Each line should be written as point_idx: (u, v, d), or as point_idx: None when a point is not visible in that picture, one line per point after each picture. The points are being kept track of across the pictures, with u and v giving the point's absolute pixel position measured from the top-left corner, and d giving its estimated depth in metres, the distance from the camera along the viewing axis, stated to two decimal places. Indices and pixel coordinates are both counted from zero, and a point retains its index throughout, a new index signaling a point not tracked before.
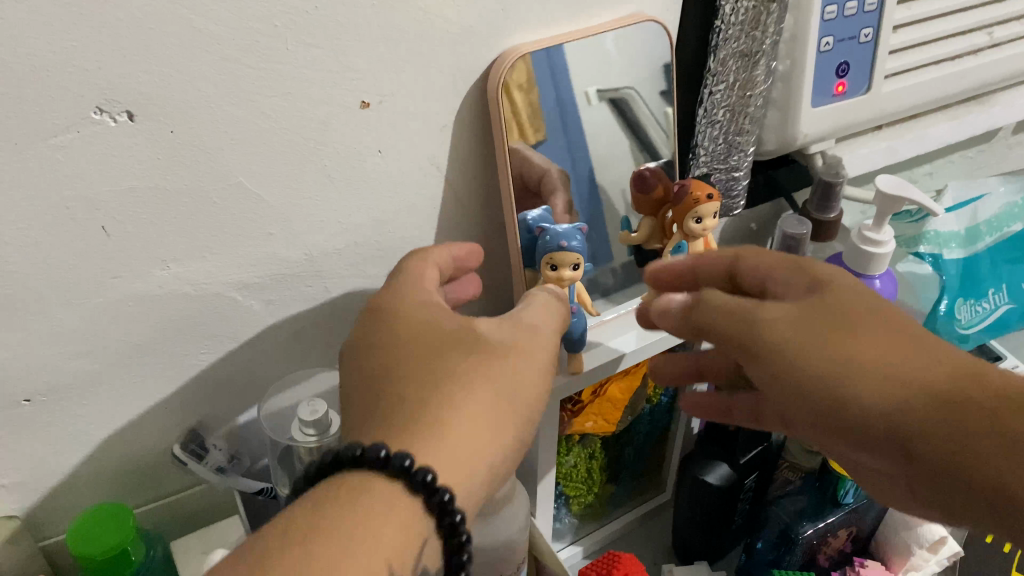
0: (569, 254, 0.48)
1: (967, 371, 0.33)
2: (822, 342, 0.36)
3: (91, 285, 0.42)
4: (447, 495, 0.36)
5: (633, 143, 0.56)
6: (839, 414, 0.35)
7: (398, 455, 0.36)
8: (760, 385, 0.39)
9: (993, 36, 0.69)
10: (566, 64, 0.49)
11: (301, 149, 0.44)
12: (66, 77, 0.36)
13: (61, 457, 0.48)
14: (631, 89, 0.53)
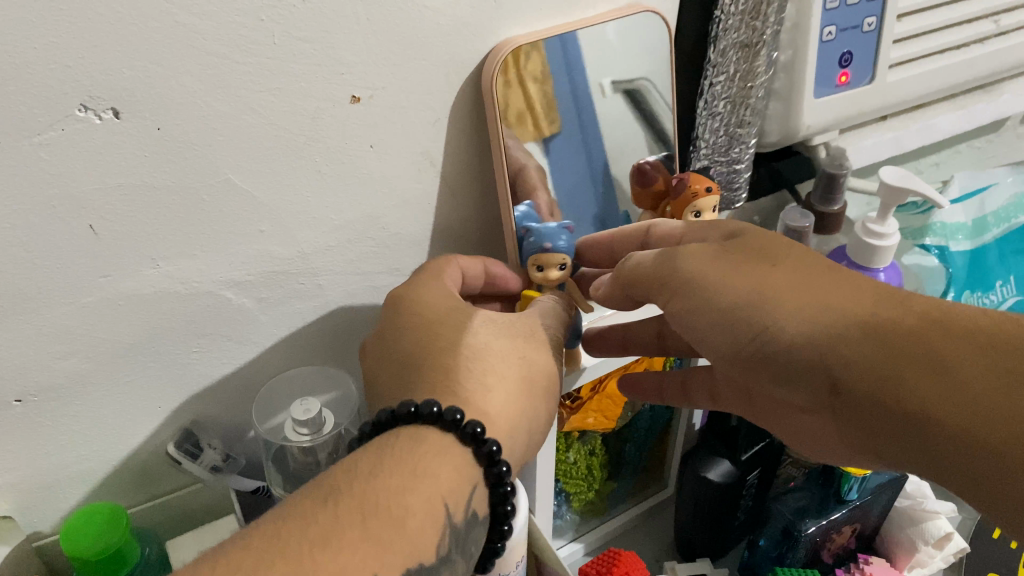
0: (555, 255, 0.48)
1: (885, 301, 0.36)
2: (742, 279, 0.39)
3: (80, 285, 0.42)
4: (497, 445, 0.40)
5: (647, 134, 0.56)
6: (768, 351, 0.38)
7: (449, 410, 0.40)
8: (689, 327, 0.41)
9: (1000, 23, 0.68)
10: (580, 56, 0.50)
11: (291, 145, 0.43)
12: (49, 74, 0.35)
13: (54, 457, 0.47)
14: (644, 80, 0.54)
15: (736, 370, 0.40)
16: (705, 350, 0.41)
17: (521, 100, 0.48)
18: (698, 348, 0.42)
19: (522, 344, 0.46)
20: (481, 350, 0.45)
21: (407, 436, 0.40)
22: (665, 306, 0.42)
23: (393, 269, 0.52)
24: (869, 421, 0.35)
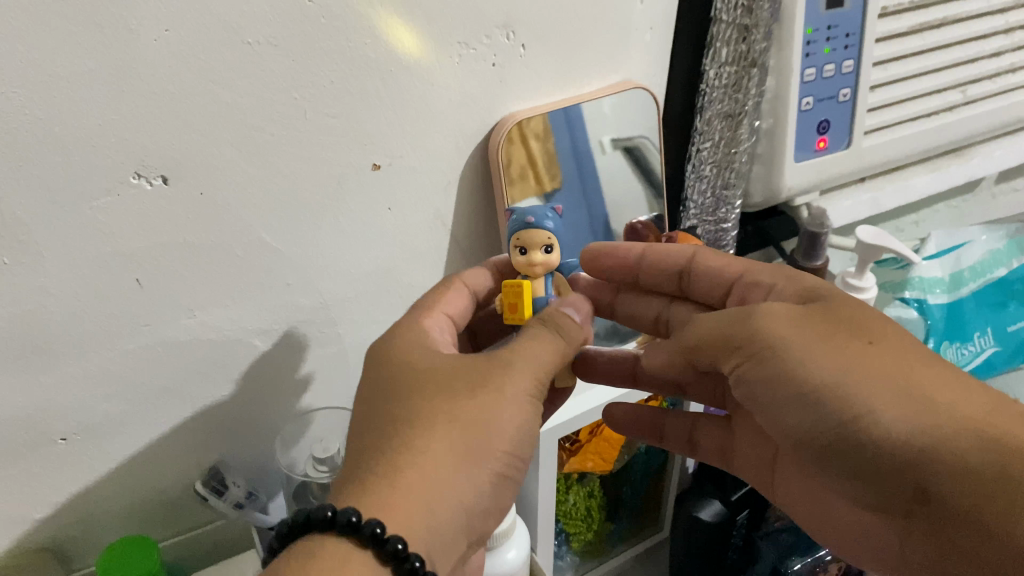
0: (539, 233, 0.45)
1: (1001, 410, 0.34)
2: (838, 357, 0.37)
3: (125, 332, 0.46)
4: (399, 545, 0.34)
5: (646, 188, 0.61)
6: (849, 442, 0.36)
7: (342, 512, 0.34)
8: (768, 397, 0.39)
9: (967, 94, 0.73)
10: (580, 114, 0.55)
11: (318, 207, 0.48)
12: (111, 146, 0.40)
13: (91, 493, 0.51)
14: (643, 138, 0.59)
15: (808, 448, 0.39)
16: (777, 421, 0.40)
17: (522, 155, 0.53)
18: (764, 412, 0.40)
19: (473, 410, 0.39)
20: (425, 416, 0.38)
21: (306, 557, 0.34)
22: (739, 365, 0.41)
23: None
24: (949, 541, 0.34)
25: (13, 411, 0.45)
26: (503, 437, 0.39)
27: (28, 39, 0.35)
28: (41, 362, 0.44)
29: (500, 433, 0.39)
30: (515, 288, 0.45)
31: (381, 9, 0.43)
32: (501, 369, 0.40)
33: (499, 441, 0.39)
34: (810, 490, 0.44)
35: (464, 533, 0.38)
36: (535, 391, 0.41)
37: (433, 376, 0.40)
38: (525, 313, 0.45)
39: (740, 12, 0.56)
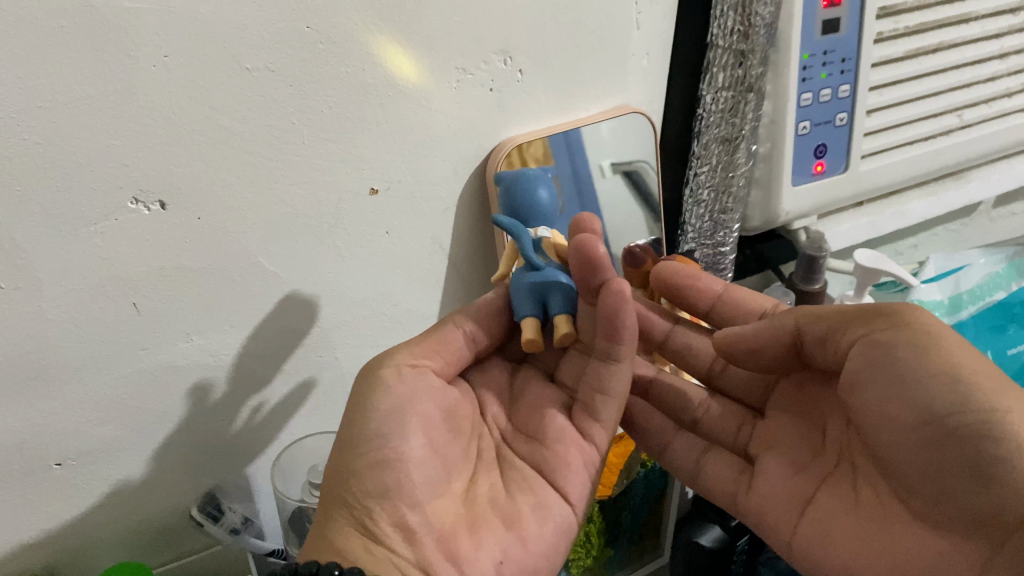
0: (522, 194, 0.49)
1: None
2: (986, 367, 0.34)
3: (122, 356, 0.46)
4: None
5: (646, 213, 0.62)
6: (961, 430, 0.33)
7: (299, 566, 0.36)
8: (869, 378, 0.37)
9: (963, 118, 0.74)
10: (581, 139, 0.55)
11: (316, 231, 0.48)
12: (108, 171, 0.40)
13: (85, 518, 0.51)
14: (643, 162, 0.59)
15: (895, 441, 0.36)
16: (878, 402, 0.37)
17: None
18: (867, 389, 0.37)
19: (346, 423, 0.42)
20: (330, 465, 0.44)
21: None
22: (864, 333, 0.38)
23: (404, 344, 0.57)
24: None
25: (8, 436, 0.45)
26: (368, 429, 0.41)
27: (28, 64, 0.36)
28: (37, 387, 0.44)
29: (370, 423, 0.42)
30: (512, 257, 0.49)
31: (380, 35, 0.43)
32: (362, 377, 0.44)
33: (363, 436, 0.41)
34: (840, 530, 0.40)
35: (376, 533, 0.40)
36: (405, 376, 0.44)
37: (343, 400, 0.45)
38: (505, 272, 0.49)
39: (735, 37, 0.56)
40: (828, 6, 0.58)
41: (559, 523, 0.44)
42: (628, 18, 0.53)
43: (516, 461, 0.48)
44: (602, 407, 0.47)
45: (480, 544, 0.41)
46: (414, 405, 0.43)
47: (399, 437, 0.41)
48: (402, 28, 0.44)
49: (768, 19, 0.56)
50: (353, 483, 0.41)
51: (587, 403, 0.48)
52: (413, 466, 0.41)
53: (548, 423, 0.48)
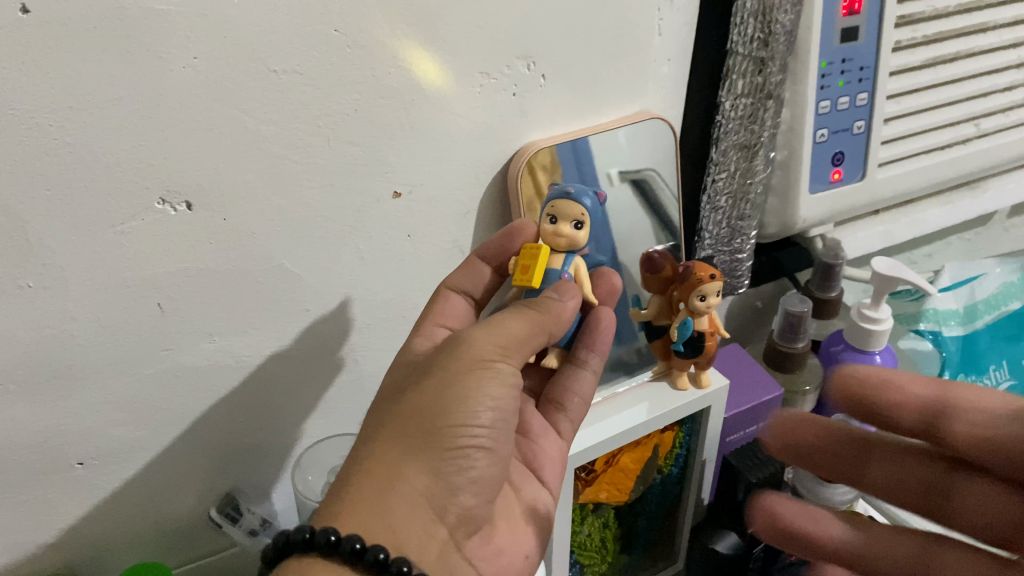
0: (574, 206, 0.46)
1: None
2: None
3: (145, 357, 0.46)
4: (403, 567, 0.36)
5: (653, 223, 0.62)
6: None
7: (347, 539, 0.36)
8: None
9: (980, 127, 0.74)
10: (589, 148, 0.55)
11: (338, 234, 0.48)
12: (136, 171, 0.40)
13: (104, 517, 0.51)
14: (650, 169, 0.59)
15: None
16: None
17: (531, 187, 0.52)
18: None
19: (449, 395, 0.40)
20: (402, 411, 0.41)
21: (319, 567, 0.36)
22: None
23: None
24: None
25: (32, 435, 0.45)
26: (478, 414, 0.41)
27: (60, 66, 0.36)
28: (62, 387, 0.44)
29: (480, 410, 0.41)
30: (534, 250, 0.47)
31: (405, 39, 0.44)
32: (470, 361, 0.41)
33: (474, 418, 0.40)
34: None
35: (437, 513, 0.40)
36: (507, 369, 0.43)
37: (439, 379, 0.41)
38: (534, 277, 0.46)
39: (755, 44, 0.57)
40: (847, 14, 0.59)
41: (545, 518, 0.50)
42: (649, 24, 0.53)
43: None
44: (573, 407, 0.52)
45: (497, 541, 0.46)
46: (509, 402, 0.43)
47: (491, 437, 0.42)
48: (427, 32, 0.44)
49: (788, 27, 0.56)
50: (447, 459, 0.40)
51: (554, 403, 0.53)
52: (488, 464, 0.42)
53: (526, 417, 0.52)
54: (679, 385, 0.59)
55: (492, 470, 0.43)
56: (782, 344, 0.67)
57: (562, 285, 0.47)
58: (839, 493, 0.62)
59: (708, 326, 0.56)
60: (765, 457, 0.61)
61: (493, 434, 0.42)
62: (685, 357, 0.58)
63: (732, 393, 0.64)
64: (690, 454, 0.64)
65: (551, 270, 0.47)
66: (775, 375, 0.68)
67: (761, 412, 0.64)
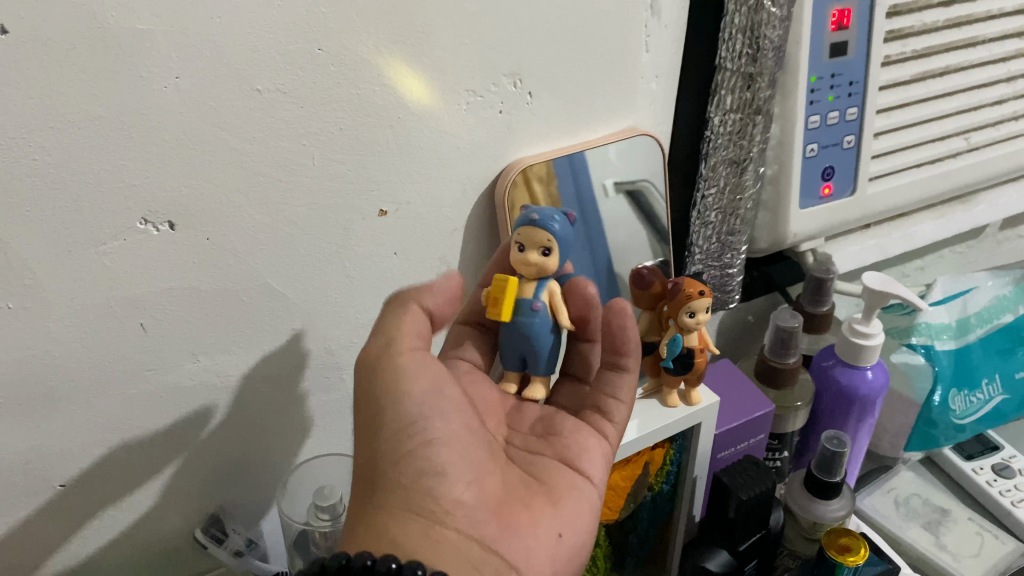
0: (541, 233, 0.45)
1: None
2: None
3: (129, 377, 0.46)
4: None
5: (650, 232, 0.61)
6: None
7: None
8: None
9: (971, 141, 0.74)
10: (585, 161, 0.55)
11: (323, 253, 0.48)
12: (119, 192, 0.40)
13: (88, 539, 0.50)
14: (645, 181, 0.58)
15: None
16: None
17: (527, 200, 0.52)
18: None
19: (370, 422, 0.43)
20: (359, 461, 0.44)
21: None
22: None
23: None
24: None
25: (13, 456, 0.45)
26: (404, 412, 0.42)
27: (41, 86, 0.36)
28: (43, 408, 0.44)
29: (402, 407, 0.42)
30: (502, 282, 0.47)
31: (391, 56, 0.43)
32: (370, 368, 0.43)
33: (399, 419, 0.42)
34: None
35: (434, 515, 0.41)
36: (419, 360, 0.44)
37: (366, 399, 0.43)
38: (503, 309, 0.47)
39: (744, 60, 0.56)
40: (836, 29, 0.59)
41: (589, 502, 0.47)
42: (636, 41, 0.53)
43: (533, 456, 0.49)
44: (613, 407, 0.50)
45: (533, 525, 0.43)
46: (433, 386, 0.44)
47: (431, 421, 0.42)
48: (413, 51, 0.44)
49: (777, 42, 0.56)
50: (402, 468, 0.42)
51: (597, 406, 0.51)
52: (453, 448, 0.43)
53: (560, 421, 0.50)
54: (669, 402, 0.59)
55: (458, 448, 0.43)
56: (773, 360, 0.67)
57: (534, 315, 0.47)
58: (832, 511, 0.62)
59: (698, 343, 0.56)
60: (755, 473, 0.59)
61: (434, 413, 0.43)
62: (675, 374, 0.57)
63: (723, 409, 0.63)
64: (681, 471, 0.63)
65: (522, 300, 0.47)
66: (767, 391, 0.68)
67: (751, 428, 0.63)
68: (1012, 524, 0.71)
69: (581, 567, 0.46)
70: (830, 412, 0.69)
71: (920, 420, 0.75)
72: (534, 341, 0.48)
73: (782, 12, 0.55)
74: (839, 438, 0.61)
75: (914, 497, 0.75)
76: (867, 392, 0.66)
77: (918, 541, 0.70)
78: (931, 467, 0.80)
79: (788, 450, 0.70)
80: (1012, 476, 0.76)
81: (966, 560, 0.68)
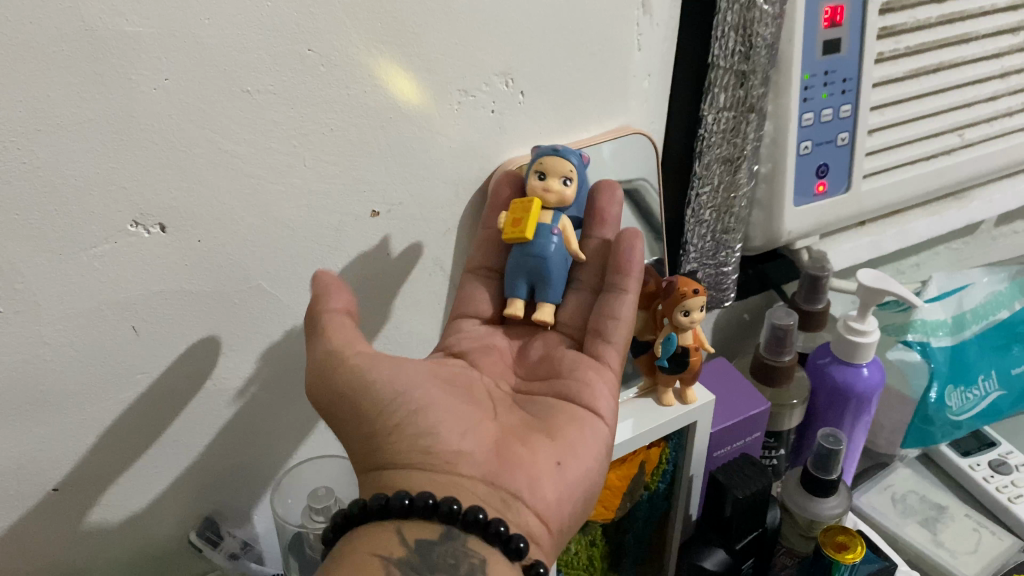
0: (563, 163, 0.47)
1: None
2: None
3: (121, 380, 0.45)
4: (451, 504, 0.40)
5: (646, 229, 0.61)
6: None
7: (444, 501, 0.40)
8: None
9: (965, 137, 0.74)
10: (582, 159, 0.54)
11: (315, 255, 0.48)
12: (109, 195, 0.40)
13: (82, 543, 0.50)
14: (642, 179, 0.58)
15: None
16: None
17: None
18: None
19: (347, 412, 0.43)
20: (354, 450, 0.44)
21: (402, 534, 0.40)
22: None
23: None
24: None
25: (5, 461, 0.44)
26: (379, 396, 0.42)
27: (29, 90, 0.35)
28: (34, 413, 0.44)
29: (373, 393, 0.42)
30: (528, 204, 0.47)
31: (381, 56, 0.43)
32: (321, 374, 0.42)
33: (378, 403, 0.42)
34: None
35: (440, 467, 0.42)
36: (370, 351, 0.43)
37: (332, 403, 0.43)
38: (526, 224, 0.46)
39: (737, 58, 0.56)
40: (829, 26, 0.58)
41: (596, 433, 0.47)
42: (628, 39, 0.53)
43: (537, 399, 0.49)
44: (611, 329, 0.49)
45: (533, 455, 0.44)
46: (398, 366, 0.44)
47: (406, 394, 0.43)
48: (404, 52, 0.44)
49: (769, 40, 0.56)
50: (394, 440, 0.42)
51: (597, 331, 0.49)
52: (437, 410, 0.44)
53: (561, 359, 0.50)
54: (664, 402, 0.59)
55: (443, 410, 0.44)
56: (768, 358, 0.67)
57: (552, 239, 0.47)
58: (828, 508, 0.61)
59: (693, 341, 0.56)
60: (751, 471, 0.59)
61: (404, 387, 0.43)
62: (669, 374, 0.57)
63: (718, 408, 0.63)
64: (676, 470, 0.63)
65: (541, 224, 0.47)
66: (762, 389, 0.68)
67: (746, 427, 0.63)
68: (1009, 520, 0.71)
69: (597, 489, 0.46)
70: (826, 409, 0.69)
71: (917, 418, 0.75)
72: (549, 263, 0.48)
73: (774, 10, 0.55)
74: (834, 435, 0.61)
75: (911, 493, 0.75)
76: (863, 388, 0.66)
77: (915, 538, 0.70)
78: (928, 463, 0.80)
79: (785, 448, 0.70)
80: (1009, 471, 0.76)
81: (963, 556, 0.68)
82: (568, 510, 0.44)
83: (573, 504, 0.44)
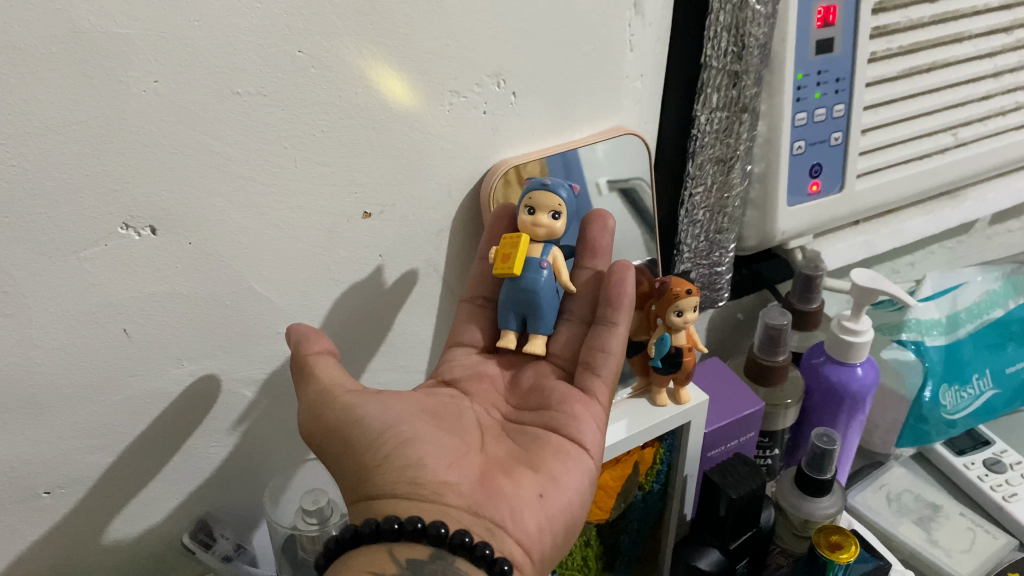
0: (552, 197, 0.47)
1: None
2: None
3: (113, 383, 0.45)
4: (441, 527, 0.40)
5: (641, 229, 0.61)
6: None
7: (432, 524, 0.40)
8: None
9: (958, 136, 0.74)
10: (577, 158, 0.55)
11: (307, 256, 0.48)
12: (100, 197, 0.40)
13: (76, 546, 0.50)
14: (638, 179, 0.58)
15: None
16: None
17: None
18: None
19: (339, 445, 0.44)
20: (343, 482, 0.45)
21: (394, 555, 0.40)
22: None
23: (397, 366, 0.57)
24: None
25: None
26: (368, 429, 0.43)
27: (19, 93, 0.35)
28: (26, 416, 0.44)
29: (364, 427, 0.43)
30: (516, 238, 0.47)
31: (373, 58, 0.43)
32: (313, 412, 0.44)
33: (369, 435, 0.43)
34: None
35: (426, 496, 0.42)
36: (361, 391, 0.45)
37: (326, 437, 0.44)
38: (516, 261, 0.46)
39: (729, 58, 0.56)
40: (821, 26, 0.58)
41: (582, 467, 0.47)
42: (620, 40, 0.53)
43: (526, 429, 0.49)
44: (602, 363, 0.49)
45: (519, 489, 0.44)
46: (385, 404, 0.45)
47: (396, 427, 0.44)
48: (395, 53, 0.44)
49: (762, 40, 0.56)
50: (383, 471, 0.43)
51: (588, 363, 0.49)
52: (427, 442, 0.44)
53: (551, 391, 0.50)
54: (658, 402, 0.59)
55: (433, 442, 0.45)
56: (763, 358, 0.67)
57: (541, 274, 0.47)
58: (823, 508, 0.62)
59: (686, 342, 0.56)
60: (746, 471, 0.59)
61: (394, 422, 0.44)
62: (663, 374, 0.57)
63: (713, 408, 0.63)
64: (671, 471, 0.63)
65: (531, 259, 0.47)
66: (757, 389, 0.68)
67: (741, 426, 0.63)
68: (1004, 520, 0.71)
69: (580, 523, 0.46)
70: (821, 409, 0.69)
71: (911, 417, 0.75)
72: (538, 297, 0.48)
73: (767, 10, 0.55)
74: (828, 435, 0.61)
75: (906, 492, 0.75)
76: (857, 388, 0.66)
77: (910, 536, 0.70)
78: (923, 463, 0.80)
79: (779, 448, 0.70)
80: (1004, 470, 0.75)
81: (958, 555, 0.68)
82: (548, 543, 0.44)
83: (554, 538, 0.44)
